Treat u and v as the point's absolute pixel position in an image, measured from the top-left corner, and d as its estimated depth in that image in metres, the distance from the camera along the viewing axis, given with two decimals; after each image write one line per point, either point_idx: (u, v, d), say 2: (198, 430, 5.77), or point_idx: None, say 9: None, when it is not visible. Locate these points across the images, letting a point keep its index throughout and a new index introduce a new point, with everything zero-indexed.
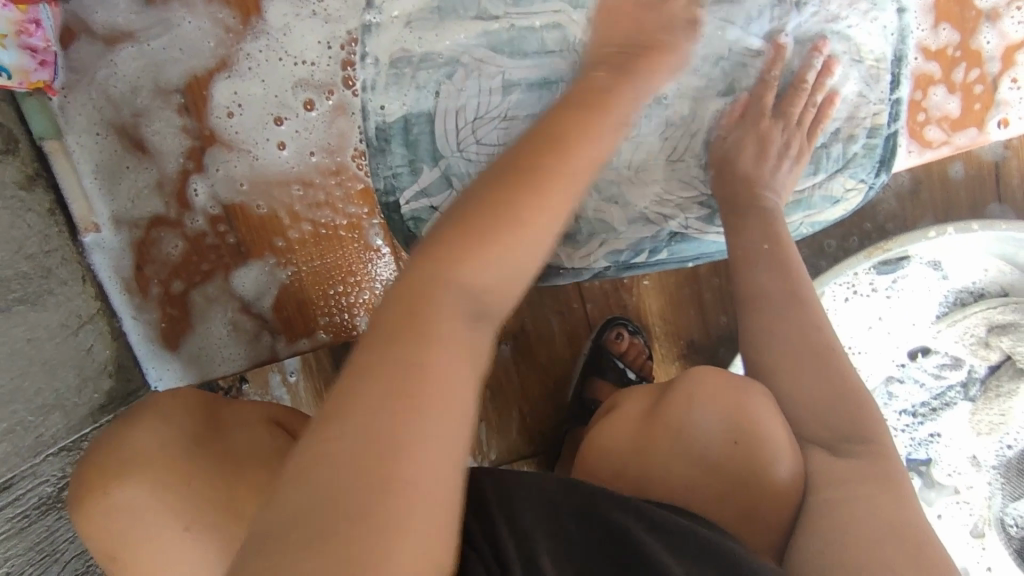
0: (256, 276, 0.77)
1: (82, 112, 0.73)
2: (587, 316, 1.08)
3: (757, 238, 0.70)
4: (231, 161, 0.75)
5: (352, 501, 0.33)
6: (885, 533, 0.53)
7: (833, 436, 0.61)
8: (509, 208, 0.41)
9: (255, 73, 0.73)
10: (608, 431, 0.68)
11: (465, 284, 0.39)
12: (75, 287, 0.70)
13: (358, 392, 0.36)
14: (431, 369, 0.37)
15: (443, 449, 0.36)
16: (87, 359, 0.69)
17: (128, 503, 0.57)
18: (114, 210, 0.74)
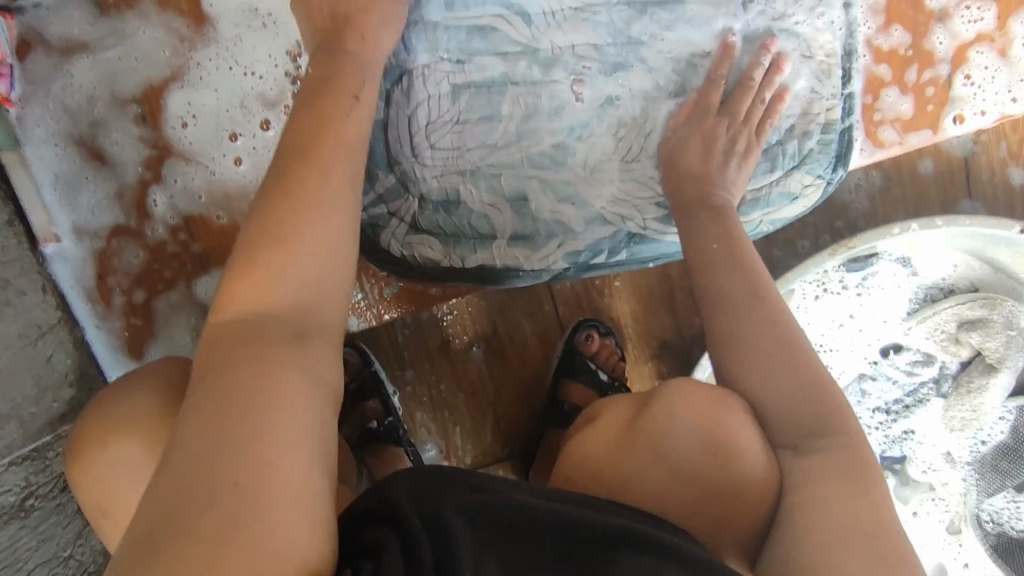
0: (218, 283, 0.77)
1: (41, 124, 0.73)
2: (559, 319, 1.09)
3: (710, 236, 0.70)
4: (189, 170, 0.75)
5: (223, 472, 0.39)
6: (854, 540, 0.54)
7: (797, 435, 0.61)
8: (285, 230, 0.51)
9: (209, 85, 0.74)
10: (588, 443, 0.68)
11: (245, 290, 0.48)
12: (35, 297, 0.70)
13: (240, 375, 0.43)
14: (272, 365, 0.44)
15: (294, 438, 0.42)
16: (47, 368, 0.69)
17: (117, 459, 0.59)
18: (74, 220, 0.75)
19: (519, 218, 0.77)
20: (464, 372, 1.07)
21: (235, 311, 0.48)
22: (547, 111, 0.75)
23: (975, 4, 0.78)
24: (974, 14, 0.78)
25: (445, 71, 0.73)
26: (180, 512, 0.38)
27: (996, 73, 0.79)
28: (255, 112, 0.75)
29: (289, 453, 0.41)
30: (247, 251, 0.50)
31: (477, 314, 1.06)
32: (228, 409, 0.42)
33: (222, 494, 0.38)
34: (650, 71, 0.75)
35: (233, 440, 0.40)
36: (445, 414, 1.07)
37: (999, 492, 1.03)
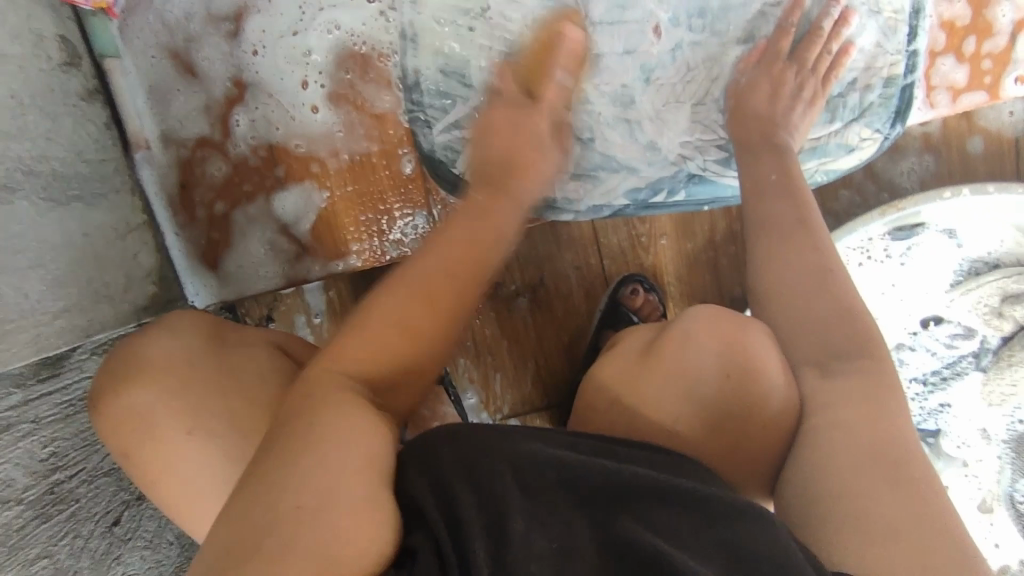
0: (296, 200, 0.81)
1: (141, 35, 0.77)
2: (604, 273, 1.11)
3: (769, 169, 0.73)
4: (273, 100, 0.79)
5: (287, 499, 0.41)
6: (873, 463, 0.54)
7: (826, 356, 0.63)
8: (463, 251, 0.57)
9: (290, 14, 0.78)
10: (605, 365, 0.72)
11: (355, 342, 0.53)
12: (126, 197, 0.75)
13: (297, 429, 0.46)
14: (313, 416, 0.46)
15: (341, 455, 0.44)
16: (134, 263, 0.74)
17: (131, 407, 0.62)
18: (163, 129, 0.79)
19: (582, 150, 0.80)
20: (507, 319, 1.10)
21: (347, 360, 0.52)
22: (619, 53, 0.78)
23: None
24: None
25: (525, 6, 0.77)
26: (257, 530, 0.40)
27: None
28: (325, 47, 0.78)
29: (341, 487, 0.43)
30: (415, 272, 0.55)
31: (525, 263, 1.09)
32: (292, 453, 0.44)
33: (275, 522, 0.40)
34: (718, 18, 0.78)
35: (289, 481, 0.42)
36: (487, 359, 1.10)
37: None
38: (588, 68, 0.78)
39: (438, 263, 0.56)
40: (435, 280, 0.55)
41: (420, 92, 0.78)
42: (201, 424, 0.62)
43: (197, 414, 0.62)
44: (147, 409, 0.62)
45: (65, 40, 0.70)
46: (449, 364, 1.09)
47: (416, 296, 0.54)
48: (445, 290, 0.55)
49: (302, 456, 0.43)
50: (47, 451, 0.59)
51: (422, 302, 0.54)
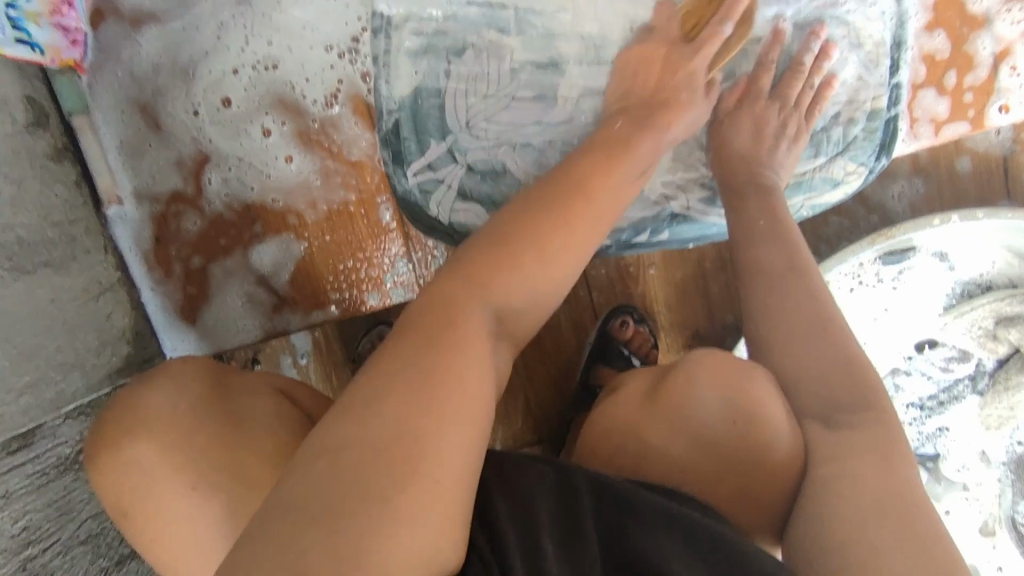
0: (273, 253, 0.79)
1: (110, 90, 0.76)
2: (593, 305, 1.09)
3: (756, 213, 0.72)
4: (243, 162, 0.77)
5: (377, 475, 0.40)
6: (883, 511, 0.52)
7: (825, 407, 0.61)
8: (542, 241, 0.55)
9: (237, 56, 0.75)
10: (611, 406, 0.69)
11: (512, 278, 0.53)
12: (98, 257, 0.73)
13: (410, 383, 0.45)
14: (449, 375, 0.46)
15: (455, 443, 0.43)
16: (107, 324, 0.72)
17: (135, 460, 0.61)
18: (136, 184, 0.78)
19: None
20: None
21: (502, 292, 0.53)
22: (598, 91, 0.77)
23: (1017, 5, 0.77)
24: (1018, 15, 0.77)
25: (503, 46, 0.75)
26: (347, 504, 0.39)
27: None
28: (286, 96, 0.76)
29: (451, 469, 0.42)
30: (546, 232, 0.56)
31: None
32: (409, 409, 0.43)
33: (378, 492, 0.40)
34: None
35: (402, 447, 0.42)
36: None
37: None
38: (568, 107, 0.77)
39: (550, 228, 0.56)
40: (498, 256, 0.53)
41: (398, 133, 0.76)
42: (205, 480, 0.61)
43: (199, 469, 0.61)
44: (149, 461, 0.61)
45: (31, 100, 0.69)
46: None
47: (522, 254, 0.54)
48: (576, 242, 0.57)
49: (427, 436, 0.42)
50: (17, 526, 0.57)
51: (481, 280, 0.52)
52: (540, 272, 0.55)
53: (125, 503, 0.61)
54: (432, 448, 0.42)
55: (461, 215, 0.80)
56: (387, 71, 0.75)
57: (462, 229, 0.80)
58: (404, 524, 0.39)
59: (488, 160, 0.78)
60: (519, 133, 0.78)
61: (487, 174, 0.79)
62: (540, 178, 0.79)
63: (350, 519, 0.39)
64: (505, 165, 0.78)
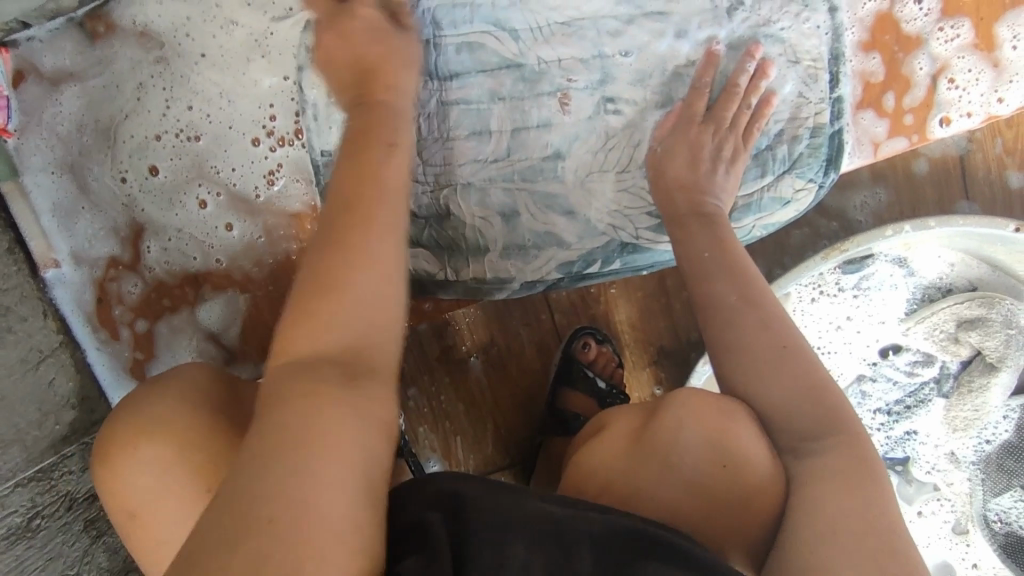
0: (220, 309, 0.80)
1: (38, 152, 0.76)
2: (555, 327, 1.09)
3: (703, 245, 0.71)
4: (183, 233, 0.79)
5: (258, 505, 0.39)
6: (855, 535, 0.52)
7: (801, 441, 0.60)
8: (345, 262, 0.52)
9: (160, 122, 0.76)
10: (599, 449, 0.68)
11: (333, 310, 0.50)
12: (36, 323, 0.72)
13: (284, 414, 0.44)
14: (323, 401, 0.45)
15: (335, 469, 0.42)
16: (48, 392, 0.71)
17: (149, 460, 0.61)
18: (73, 246, 0.77)
19: (509, 229, 0.78)
20: (462, 382, 1.08)
21: (301, 349, 0.49)
22: (534, 127, 0.76)
23: (949, 22, 0.77)
24: (953, 32, 0.77)
25: (434, 89, 0.75)
26: (241, 522, 0.39)
27: (980, 76, 0.77)
28: (210, 162, 0.77)
29: (343, 496, 0.41)
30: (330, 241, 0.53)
31: (474, 324, 1.07)
32: (286, 437, 0.42)
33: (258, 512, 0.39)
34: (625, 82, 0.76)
35: (279, 466, 0.41)
36: (445, 425, 1.08)
37: (1006, 492, 1.02)
38: (505, 143, 0.76)
39: (331, 245, 0.53)
40: (325, 255, 0.52)
41: None
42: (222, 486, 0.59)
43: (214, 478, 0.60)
44: (161, 464, 0.61)
45: None
46: (409, 434, 1.08)
47: (358, 229, 0.53)
48: (376, 230, 0.54)
49: (308, 445, 0.42)
50: None
51: (346, 252, 0.52)
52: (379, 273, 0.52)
53: (135, 508, 0.62)
54: (323, 470, 0.41)
55: (413, 261, 0.79)
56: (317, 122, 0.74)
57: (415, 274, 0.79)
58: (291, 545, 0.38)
59: (432, 203, 0.77)
60: (459, 174, 0.77)
61: (432, 218, 0.78)
62: (484, 219, 0.78)
63: (246, 538, 0.38)
64: (450, 208, 0.77)
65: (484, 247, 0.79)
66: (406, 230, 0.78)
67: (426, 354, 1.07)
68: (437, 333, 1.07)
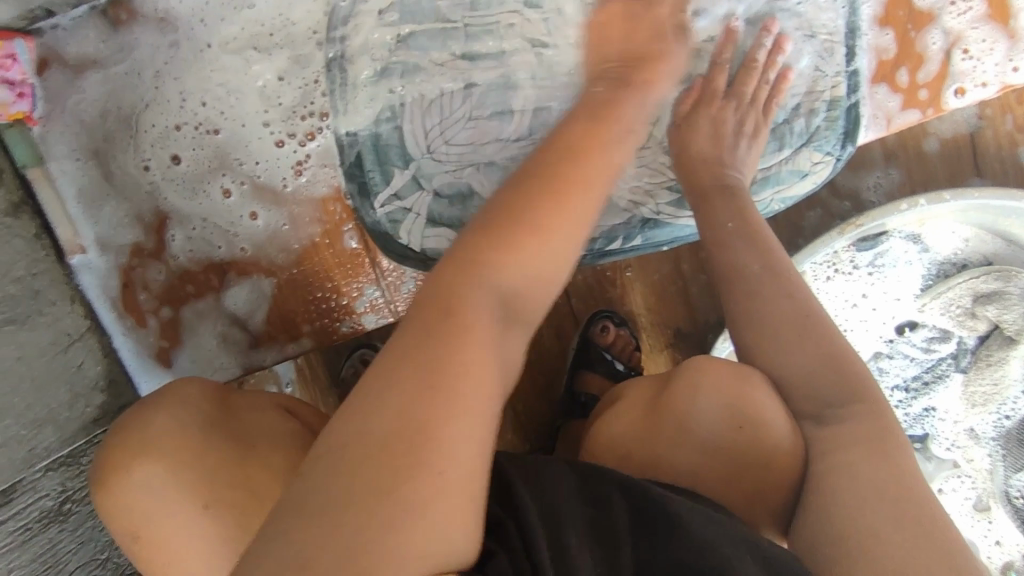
0: (246, 294, 0.81)
1: (63, 139, 0.76)
2: (572, 311, 1.09)
3: (723, 217, 0.71)
4: (208, 222, 0.79)
5: (385, 488, 0.38)
6: (883, 500, 0.53)
7: (820, 405, 0.61)
8: (562, 203, 0.50)
9: (179, 112, 0.77)
10: (616, 419, 0.68)
11: (514, 264, 0.48)
12: (64, 307, 0.73)
13: (377, 389, 0.42)
14: (454, 374, 0.42)
15: (463, 455, 0.41)
16: (78, 375, 0.72)
17: (144, 479, 0.61)
18: (99, 232, 0.78)
19: None
20: None
21: (496, 291, 0.47)
22: (556, 104, 0.76)
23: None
24: (964, 6, 0.78)
25: (456, 69, 0.76)
26: (367, 504, 0.38)
27: (994, 46, 0.78)
28: (230, 155, 0.78)
29: (469, 444, 0.41)
30: (518, 192, 0.50)
31: None
32: (396, 419, 0.40)
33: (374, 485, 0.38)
34: None
35: (397, 446, 0.39)
36: None
37: None
38: (526, 122, 0.77)
39: (531, 192, 0.50)
40: (529, 206, 0.49)
41: (362, 162, 0.76)
42: (216, 498, 0.61)
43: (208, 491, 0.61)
44: (157, 481, 0.61)
45: None
46: None
47: (568, 176, 0.52)
48: (567, 211, 0.50)
49: (427, 429, 0.40)
50: None
51: (535, 209, 0.49)
52: (569, 243, 0.50)
53: (140, 529, 0.61)
54: (441, 456, 0.40)
55: (434, 242, 0.79)
56: (344, 103, 0.75)
57: (437, 256, 0.80)
58: (421, 500, 0.39)
59: (454, 183, 0.78)
60: (482, 153, 0.77)
61: (455, 198, 0.78)
62: None
63: (378, 505, 0.38)
64: (472, 187, 0.78)
65: None
66: (428, 210, 0.78)
67: None
68: None
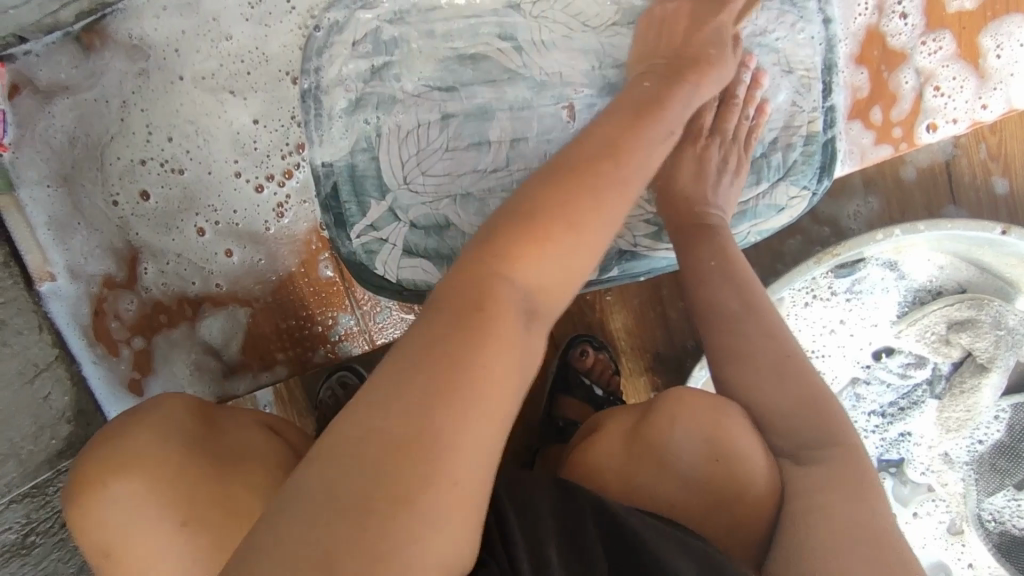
0: (221, 324, 0.80)
1: (33, 165, 0.75)
2: (552, 335, 1.09)
3: (707, 254, 0.71)
4: (182, 257, 0.79)
5: (379, 491, 0.35)
6: (860, 540, 0.53)
7: (798, 445, 0.62)
8: (552, 219, 0.45)
9: (146, 146, 0.77)
10: (595, 449, 0.68)
11: (548, 261, 0.44)
12: (32, 336, 0.72)
13: (420, 362, 0.39)
14: (481, 353, 0.39)
15: (472, 466, 0.37)
16: (44, 406, 0.70)
17: (123, 494, 0.60)
18: (69, 260, 0.77)
19: None
20: None
21: (533, 281, 0.43)
22: (534, 134, 0.76)
23: (937, 35, 0.79)
24: (938, 45, 0.79)
25: (433, 100, 0.76)
26: (366, 505, 0.34)
27: (964, 84, 0.80)
28: (200, 193, 0.78)
29: (474, 458, 0.37)
30: (542, 189, 0.47)
31: None
32: (422, 399, 0.37)
33: (388, 509, 0.35)
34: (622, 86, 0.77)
35: (398, 439, 0.36)
36: None
37: (999, 491, 1.03)
38: (504, 152, 0.77)
39: (551, 195, 0.46)
40: (547, 202, 0.46)
41: (336, 190, 0.76)
42: (193, 517, 0.60)
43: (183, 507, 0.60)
44: (135, 498, 0.60)
45: None
46: None
47: (591, 187, 0.47)
48: (614, 196, 0.48)
49: (441, 423, 0.37)
50: None
51: (564, 213, 0.45)
52: (573, 250, 0.45)
53: (113, 543, 0.60)
54: (446, 462, 0.36)
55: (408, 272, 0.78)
56: (319, 134, 0.75)
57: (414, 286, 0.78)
58: (434, 518, 0.35)
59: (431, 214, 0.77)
60: (458, 184, 0.77)
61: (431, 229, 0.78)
62: None
63: (376, 507, 0.34)
64: (449, 218, 0.77)
65: None
66: (404, 240, 0.77)
67: None
68: None
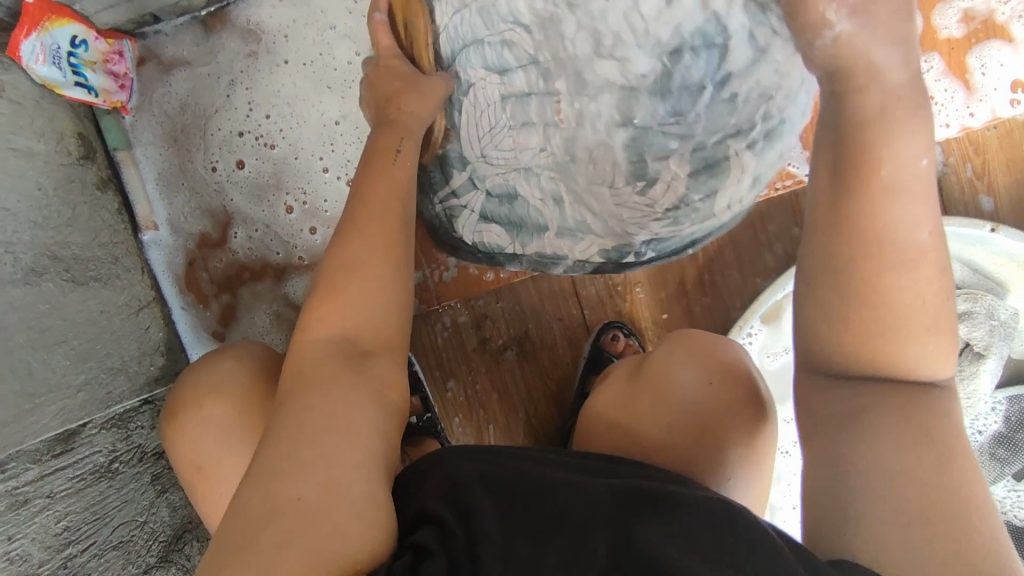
0: (305, 284, 0.87)
1: (148, 128, 0.86)
2: (586, 322, 1.15)
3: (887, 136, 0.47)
4: (270, 229, 0.87)
5: (283, 490, 0.45)
6: (913, 497, 0.43)
7: (871, 386, 0.48)
8: (342, 272, 0.61)
9: (246, 121, 0.87)
10: (603, 394, 0.75)
11: (332, 315, 0.59)
12: (136, 276, 0.81)
13: (311, 397, 0.52)
14: (334, 393, 0.52)
15: (346, 461, 0.48)
16: (145, 336, 0.79)
17: (209, 421, 0.65)
18: (171, 215, 0.86)
19: (562, 214, 0.89)
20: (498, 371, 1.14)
21: (325, 331, 0.58)
22: None
23: (931, 58, 0.93)
24: (931, 66, 0.93)
25: (496, 83, 0.84)
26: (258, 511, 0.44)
27: (954, 95, 0.93)
28: (287, 170, 0.87)
29: (343, 457, 0.48)
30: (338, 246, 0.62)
31: (511, 318, 1.14)
32: (302, 423, 0.49)
33: (289, 496, 0.44)
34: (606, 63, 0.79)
35: (292, 450, 0.47)
36: (479, 414, 1.14)
37: (999, 480, 1.10)
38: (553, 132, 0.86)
39: (352, 253, 0.61)
40: (347, 261, 0.61)
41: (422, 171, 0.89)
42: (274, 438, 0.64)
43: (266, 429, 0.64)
44: (221, 421, 0.65)
45: (82, 136, 0.77)
46: (444, 421, 1.14)
47: (356, 234, 0.63)
48: (384, 225, 0.64)
49: (297, 448, 0.47)
50: (57, 526, 0.59)
51: (346, 271, 0.60)
52: (360, 300, 0.59)
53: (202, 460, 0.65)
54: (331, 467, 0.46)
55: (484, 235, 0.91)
56: None
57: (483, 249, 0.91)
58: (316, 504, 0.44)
59: (502, 185, 0.88)
60: (521, 161, 0.86)
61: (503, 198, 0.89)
62: (542, 202, 0.88)
63: (284, 500, 0.44)
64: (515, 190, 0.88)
65: (543, 227, 0.90)
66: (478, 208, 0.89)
67: (465, 344, 1.14)
68: (473, 326, 1.13)
